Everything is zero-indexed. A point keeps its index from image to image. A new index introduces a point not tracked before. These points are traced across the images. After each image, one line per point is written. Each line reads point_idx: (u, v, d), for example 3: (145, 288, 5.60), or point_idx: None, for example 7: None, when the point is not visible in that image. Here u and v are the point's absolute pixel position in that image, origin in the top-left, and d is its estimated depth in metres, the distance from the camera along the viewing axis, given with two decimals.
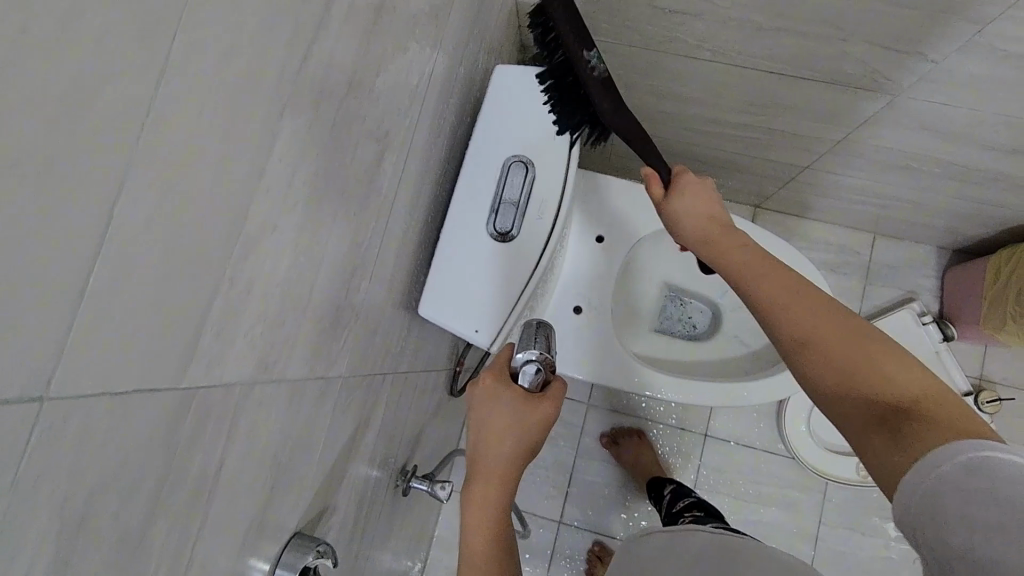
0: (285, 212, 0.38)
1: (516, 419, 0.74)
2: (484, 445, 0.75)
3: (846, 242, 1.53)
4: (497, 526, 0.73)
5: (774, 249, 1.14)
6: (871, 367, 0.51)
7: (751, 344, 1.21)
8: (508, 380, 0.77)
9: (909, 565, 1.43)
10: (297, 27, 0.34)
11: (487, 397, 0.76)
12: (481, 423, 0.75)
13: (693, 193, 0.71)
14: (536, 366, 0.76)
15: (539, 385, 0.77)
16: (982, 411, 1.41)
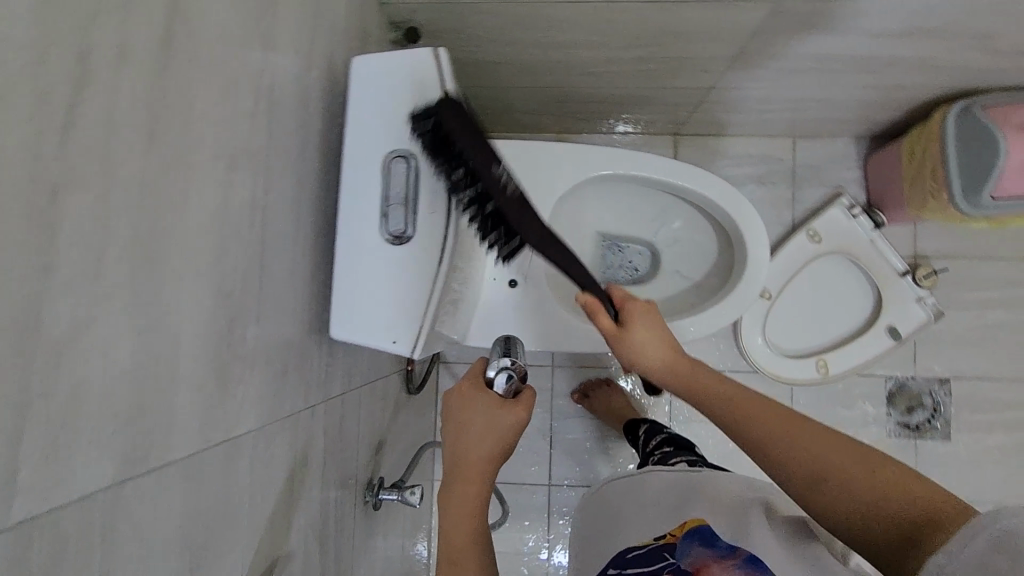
0: (102, 298, 0.34)
1: (493, 424, 0.74)
2: (460, 450, 0.74)
3: (769, 150, 1.53)
4: (470, 530, 0.71)
5: (689, 179, 1.13)
6: (866, 484, 0.54)
7: (693, 277, 1.24)
8: (482, 388, 0.76)
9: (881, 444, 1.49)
10: (39, 96, 0.30)
11: (465, 405, 0.76)
12: (457, 429, 0.75)
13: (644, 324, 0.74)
14: (508, 374, 0.75)
15: (512, 393, 0.76)
16: (921, 287, 1.46)
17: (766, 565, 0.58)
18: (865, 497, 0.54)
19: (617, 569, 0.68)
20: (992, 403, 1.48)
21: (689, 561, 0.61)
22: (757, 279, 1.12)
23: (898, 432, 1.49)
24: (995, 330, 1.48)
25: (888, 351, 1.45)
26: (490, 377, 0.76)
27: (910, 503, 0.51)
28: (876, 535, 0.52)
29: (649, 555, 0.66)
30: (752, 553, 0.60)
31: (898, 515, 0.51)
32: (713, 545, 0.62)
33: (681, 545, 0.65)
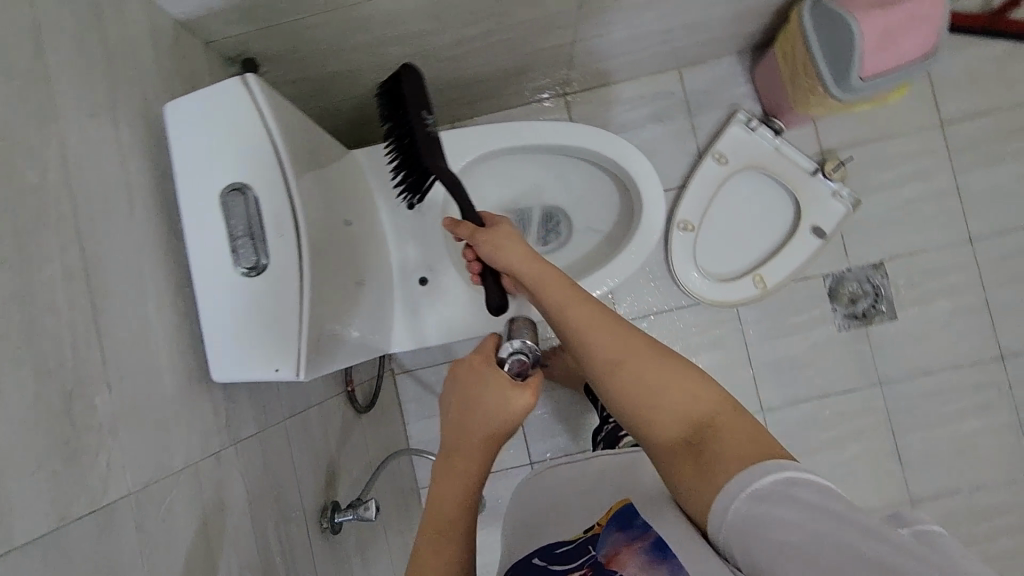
0: None
1: (501, 404, 0.74)
2: (465, 427, 0.75)
3: (659, 87, 1.54)
4: (460, 509, 0.72)
5: (569, 135, 1.13)
6: (669, 387, 0.63)
7: (603, 228, 1.26)
8: (492, 364, 0.77)
9: (835, 341, 1.52)
10: None
11: (478, 381, 0.76)
12: (463, 404, 0.76)
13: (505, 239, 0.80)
14: (519, 356, 0.76)
15: (519, 375, 0.76)
16: (833, 181, 1.47)
17: (674, 549, 0.56)
18: (664, 398, 0.62)
19: (542, 563, 0.67)
20: (928, 274, 1.51)
21: (604, 551, 0.62)
22: (658, 215, 1.14)
23: (848, 325, 1.52)
24: (914, 203, 1.52)
25: (817, 249, 1.48)
26: (505, 356, 0.76)
27: (701, 409, 0.61)
28: (662, 427, 0.62)
29: (575, 549, 0.66)
30: (660, 534, 0.59)
31: (691, 414, 0.61)
32: (629, 527, 0.62)
33: (604, 534, 0.65)
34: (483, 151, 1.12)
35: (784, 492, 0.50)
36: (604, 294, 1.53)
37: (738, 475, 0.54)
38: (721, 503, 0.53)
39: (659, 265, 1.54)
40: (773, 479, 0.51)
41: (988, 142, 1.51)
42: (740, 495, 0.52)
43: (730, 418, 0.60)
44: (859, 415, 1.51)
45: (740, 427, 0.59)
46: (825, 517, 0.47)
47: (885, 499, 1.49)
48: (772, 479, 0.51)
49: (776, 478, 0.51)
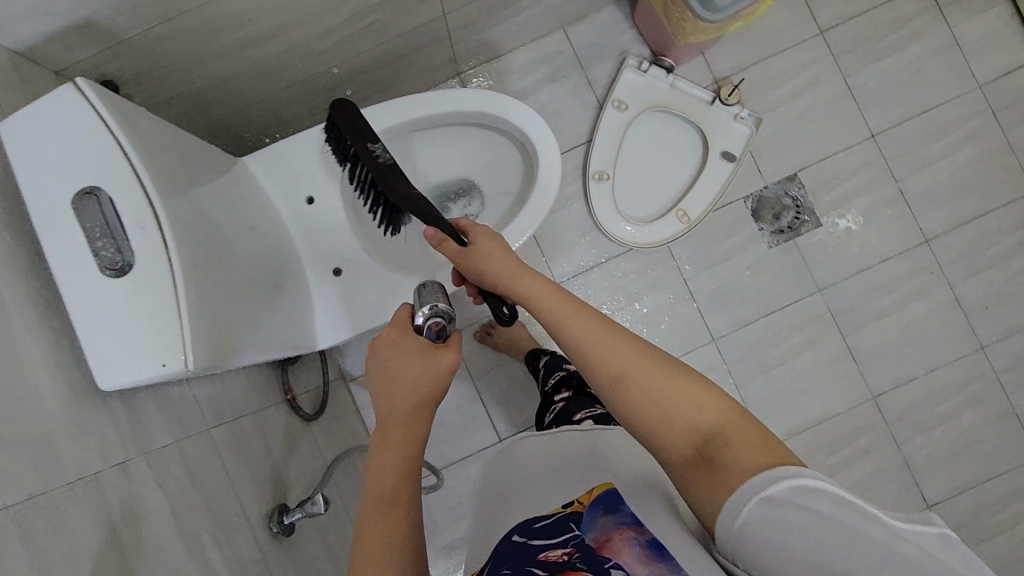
0: None
1: (426, 368, 0.77)
2: (394, 395, 0.76)
3: (548, 49, 1.56)
4: (402, 478, 0.72)
5: (453, 102, 1.13)
6: (682, 398, 0.62)
7: (510, 188, 1.25)
8: (410, 333, 0.81)
9: (768, 259, 1.54)
10: None
11: (398, 352, 0.79)
12: (390, 376, 0.78)
13: (494, 255, 0.78)
14: (436, 318, 0.80)
15: (438, 336, 0.80)
16: (731, 105, 1.51)
17: (669, 549, 0.61)
18: (670, 410, 0.62)
19: (521, 539, 0.68)
20: (841, 176, 1.56)
21: (593, 535, 0.64)
22: (555, 162, 1.15)
23: (778, 241, 1.55)
24: (812, 112, 1.56)
25: (731, 173, 1.51)
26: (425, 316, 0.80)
27: (711, 420, 0.60)
28: (671, 438, 0.61)
29: (555, 523, 0.68)
30: (654, 533, 0.64)
31: (700, 424, 0.60)
32: (618, 514, 0.66)
33: (586, 516, 0.67)
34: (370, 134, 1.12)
35: (795, 503, 0.50)
36: (538, 258, 1.54)
37: (750, 480, 0.53)
38: (733, 513, 0.53)
39: (586, 221, 1.56)
40: (785, 490, 0.51)
41: (867, 42, 1.57)
42: (750, 502, 0.52)
43: (740, 428, 0.59)
44: (806, 325, 1.54)
45: (750, 437, 0.58)
46: (827, 526, 0.48)
47: (847, 400, 1.52)
48: (779, 491, 0.51)
49: (787, 488, 0.51)
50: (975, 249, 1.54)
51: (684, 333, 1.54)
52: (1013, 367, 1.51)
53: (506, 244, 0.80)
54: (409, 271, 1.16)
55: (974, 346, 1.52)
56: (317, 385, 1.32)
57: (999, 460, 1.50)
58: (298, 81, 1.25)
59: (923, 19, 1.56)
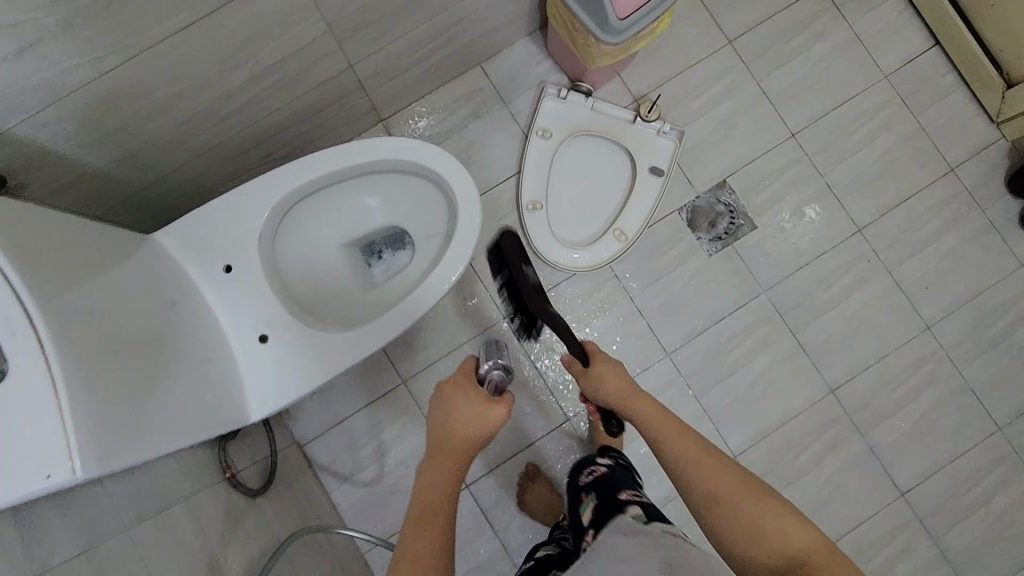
0: None
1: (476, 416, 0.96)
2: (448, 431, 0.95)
3: (467, 87, 1.57)
4: (441, 500, 0.86)
5: (364, 153, 1.11)
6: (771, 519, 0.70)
7: (436, 229, 1.22)
8: (474, 380, 1.05)
9: (711, 266, 1.55)
10: None
11: (458, 397, 0.99)
12: (448, 416, 0.96)
13: (608, 373, 0.94)
14: (499, 371, 1.09)
15: (496, 390, 1.06)
16: (653, 121, 1.53)
17: None
18: (761, 531, 0.69)
19: None
20: (769, 177, 1.58)
21: None
22: (474, 199, 1.14)
23: (717, 248, 1.56)
24: (732, 119, 1.59)
25: (661, 187, 1.52)
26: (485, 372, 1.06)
27: (799, 545, 0.67)
28: (760, 557, 0.68)
29: None
30: None
31: (788, 548, 0.67)
32: None
33: None
34: (281, 195, 1.09)
35: None
36: (482, 293, 1.53)
37: None
38: None
39: (527, 251, 1.55)
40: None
41: (774, 45, 1.62)
42: None
43: (827, 560, 0.65)
44: (757, 327, 1.54)
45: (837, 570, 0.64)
46: None
47: (808, 397, 1.52)
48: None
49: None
50: (907, 231, 1.57)
51: (638, 351, 1.53)
52: (961, 342, 1.53)
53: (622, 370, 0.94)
54: (337, 328, 1.12)
55: (921, 326, 1.54)
56: (266, 456, 1.26)
57: (963, 437, 1.50)
58: (210, 147, 1.22)
59: (823, 19, 1.62)
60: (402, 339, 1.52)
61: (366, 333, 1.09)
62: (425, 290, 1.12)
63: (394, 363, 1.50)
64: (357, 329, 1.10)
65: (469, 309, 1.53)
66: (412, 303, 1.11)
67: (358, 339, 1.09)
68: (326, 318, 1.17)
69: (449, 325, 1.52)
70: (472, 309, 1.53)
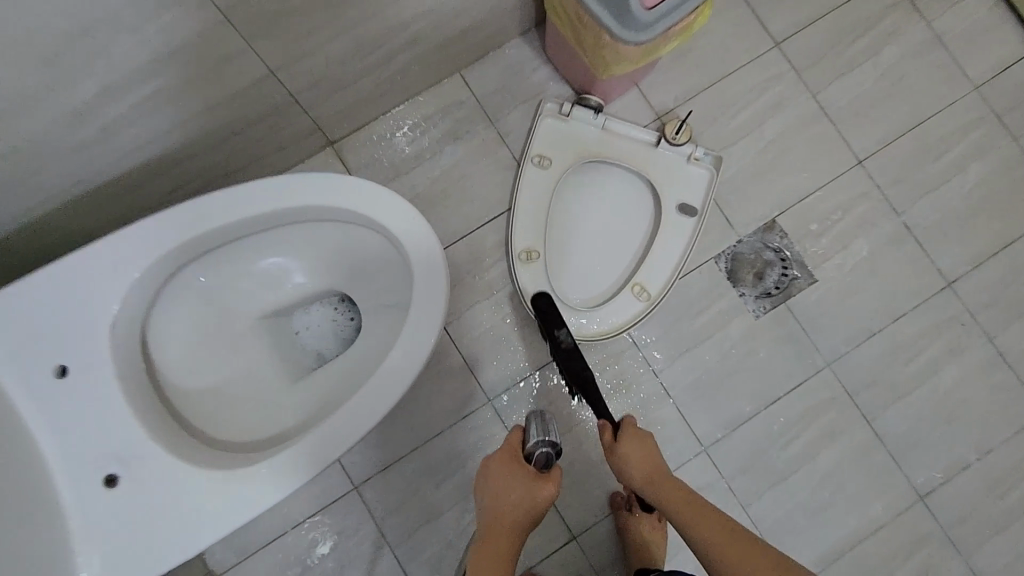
0: None
1: (523, 499, 0.78)
2: (497, 513, 0.78)
3: (444, 100, 1.23)
4: None
5: (279, 196, 0.77)
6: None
7: (392, 298, 0.88)
8: (519, 460, 0.82)
9: (759, 332, 1.20)
10: None
11: (506, 481, 0.79)
12: (497, 499, 0.79)
13: (637, 447, 0.83)
14: (546, 446, 0.81)
15: (543, 465, 0.82)
16: (682, 144, 1.19)
17: None
18: None
19: None
20: (829, 216, 1.24)
21: None
22: (438, 262, 0.79)
23: (765, 307, 1.20)
24: (782, 141, 1.25)
25: (693, 230, 1.18)
26: (532, 447, 0.81)
27: None
28: None
29: None
30: None
31: None
32: None
33: None
34: (147, 260, 0.73)
35: None
36: (460, 368, 1.17)
37: None
38: None
39: (520, 312, 1.19)
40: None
41: (833, 48, 1.27)
42: None
43: None
44: (820, 412, 1.18)
45: None
46: None
47: (887, 507, 1.15)
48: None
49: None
50: (1008, 288, 1.22)
51: (666, 445, 1.16)
52: None
53: (651, 446, 0.84)
54: (231, 456, 0.76)
55: None
56: None
57: None
58: (67, 186, 0.86)
59: (893, 16, 1.28)
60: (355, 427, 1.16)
61: (271, 467, 0.73)
62: (362, 400, 0.75)
63: (343, 462, 1.14)
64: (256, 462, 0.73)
65: (443, 389, 1.17)
66: (342, 420, 0.75)
67: (256, 478, 0.72)
68: (223, 432, 0.81)
69: (417, 409, 1.16)
70: (448, 390, 1.17)
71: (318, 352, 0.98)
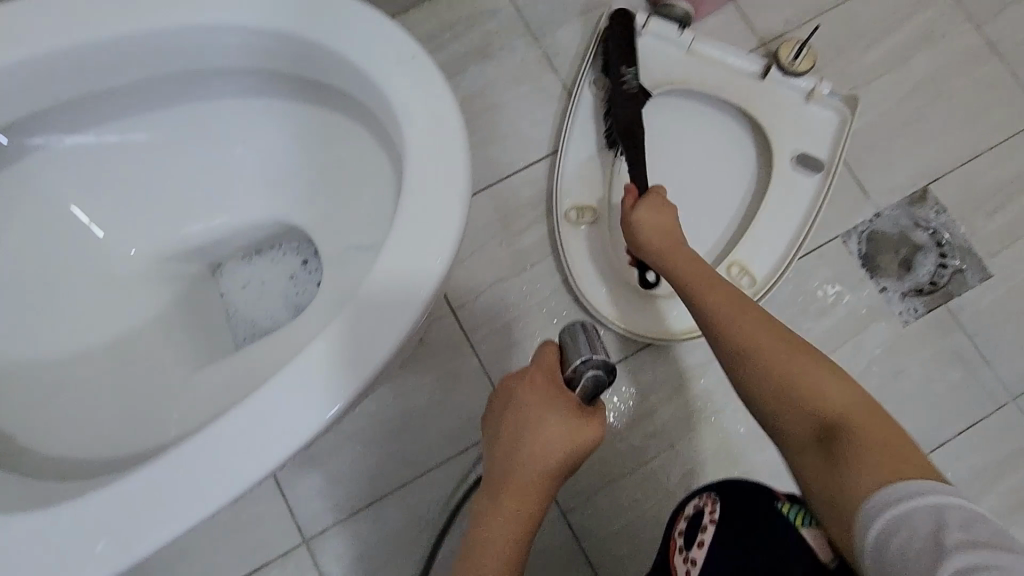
0: None
1: (553, 446, 0.43)
2: (510, 461, 0.44)
3: (471, 6, 0.89)
4: None
5: (176, 4, 0.43)
6: (802, 372, 0.44)
7: (370, 231, 0.52)
8: (552, 387, 0.44)
9: (909, 343, 0.83)
10: None
11: (530, 411, 0.44)
12: (513, 440, 0.44)
13: (662, 211, 0.60)
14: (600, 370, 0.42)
15: (587, 399, 0.43)
16: (801, 75, 0.82)
17: None
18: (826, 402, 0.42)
19: None
20: (1004, 186, 0.88)
21: None
22: (457, 154, 0.43)
23: (916, 310, 0.84)
24: (936, 82, 0.90)
25: (819, 194, 0.80)
26: (577, 371, 0.42)
27: (842, 409, 0.42)
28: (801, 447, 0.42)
29: None
30: None
31: (828, 414, 0.42)
32: None
33: None
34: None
35: None
36: (474, 372, 0.81)
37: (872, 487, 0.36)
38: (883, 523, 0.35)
39: (564, 296, 0.83)
40: (911, 502, 0.34)
41: None
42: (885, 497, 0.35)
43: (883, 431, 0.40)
44: (1001, 472, 0.80)
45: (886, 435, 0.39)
46: None
47: None
48: (911, 504, 0.34)
49: (916, 499, 0.34)
50: None
51: None
52: None
53: (671, 214, 0.61)
54: (31, 491, 0.41)
55: None
56: None
57: None
58: None
59: None
60: (310, 454, 0.77)
61: (90, 519, 0.38)
62: (292, 394, 0.40)
63: (293, 504, 0.76)
64: (61, 503, 0.38)
65: (448, 402, 0.80)
66: (249, 432, 0.40)
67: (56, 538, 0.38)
68: (42, 444, 0.45)
69: (408, 431, 0.79)
70: (454, 404, 0.80)
71: (255, 324, 0.64)
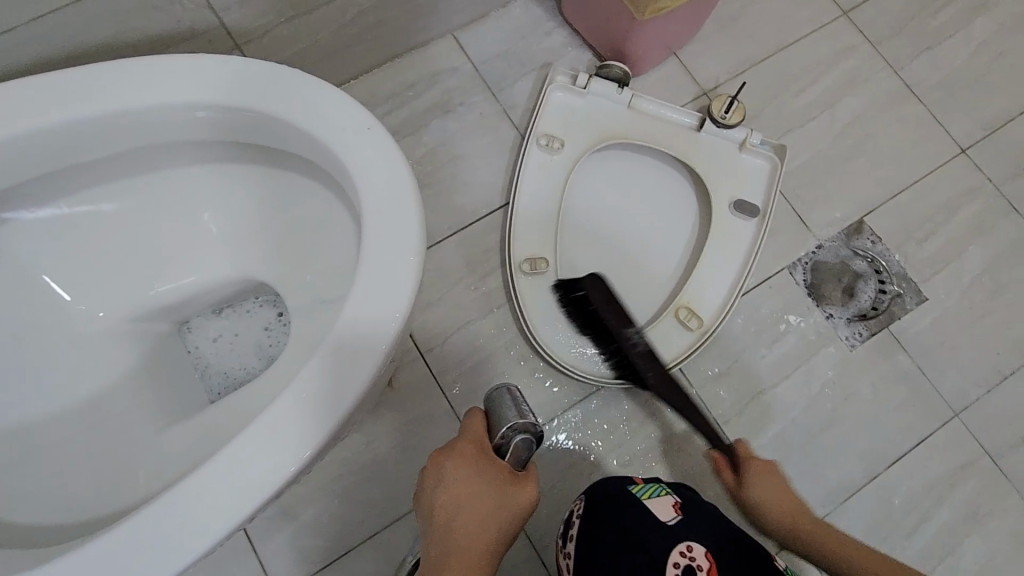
0: None
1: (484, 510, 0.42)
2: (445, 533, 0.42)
3: (433, 64, 0.95)
4: None
5: (149, 87, 0.46)
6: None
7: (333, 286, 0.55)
8: (485, 453, 0.44)
9: (855, 367, 0.88)
10: None
11: (461, 483, 0.43)
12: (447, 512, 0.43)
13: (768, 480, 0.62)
14: (526, 437, 0.45)
15: (517, 460, 0.46)
16: (734, 127, 0.87)
17: None
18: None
19: None
20: (932, 217, 0.95)
21: None
22: (409, 221, 0.46)
23: (861, 335, 0.89)
24: (863, 123, 0.98)
25: (755, 236, 0.85)
26: (506, 436, 0.45)
27: None
28: None
29: None
30: None
31: None
32: None
33: None
34: None
35: None
36: (445, 413, 0.83)
37: None
38: None
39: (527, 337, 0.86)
40: None
41: (915, 18, 1.04)
42: None
43: None
44: (953, 484, 0.85)
45: None
46: None
47: None
48: None
49: None
50: None
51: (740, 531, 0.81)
52: None
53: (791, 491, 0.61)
54: None
55: None
56: None
57: None
58: None
59: None
60: (285, 506, 0.77)
61: None
62: (252, 460, 0.41)
63: (266, 557, 0.76)
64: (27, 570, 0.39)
65: (420, 444, 0.81)
66: (209, 497, 0.41)
67: None
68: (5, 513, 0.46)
69: (382, 477, 0.80)
70: (427, 446, 0.81)
71: (228, 374, 0.68)
